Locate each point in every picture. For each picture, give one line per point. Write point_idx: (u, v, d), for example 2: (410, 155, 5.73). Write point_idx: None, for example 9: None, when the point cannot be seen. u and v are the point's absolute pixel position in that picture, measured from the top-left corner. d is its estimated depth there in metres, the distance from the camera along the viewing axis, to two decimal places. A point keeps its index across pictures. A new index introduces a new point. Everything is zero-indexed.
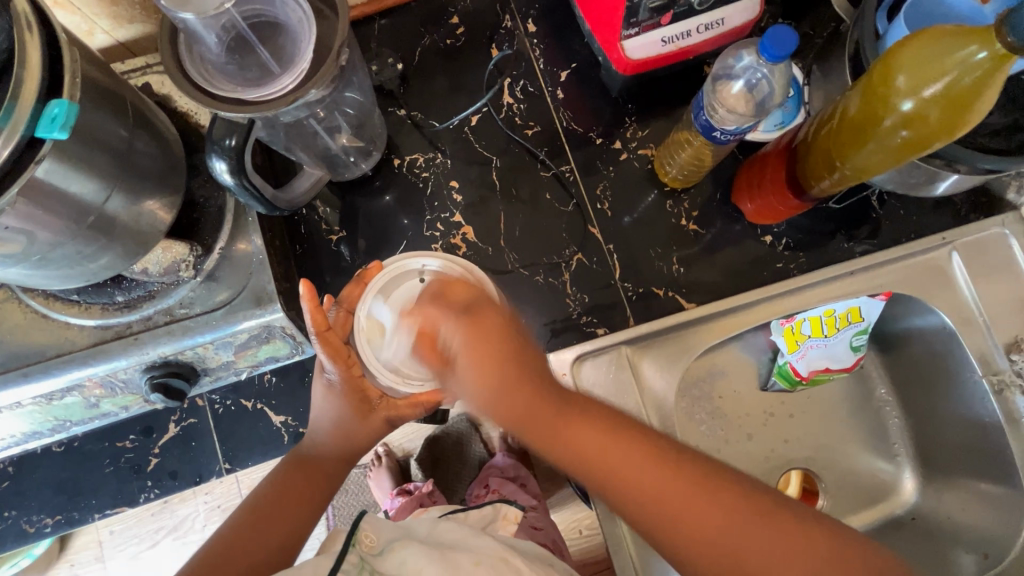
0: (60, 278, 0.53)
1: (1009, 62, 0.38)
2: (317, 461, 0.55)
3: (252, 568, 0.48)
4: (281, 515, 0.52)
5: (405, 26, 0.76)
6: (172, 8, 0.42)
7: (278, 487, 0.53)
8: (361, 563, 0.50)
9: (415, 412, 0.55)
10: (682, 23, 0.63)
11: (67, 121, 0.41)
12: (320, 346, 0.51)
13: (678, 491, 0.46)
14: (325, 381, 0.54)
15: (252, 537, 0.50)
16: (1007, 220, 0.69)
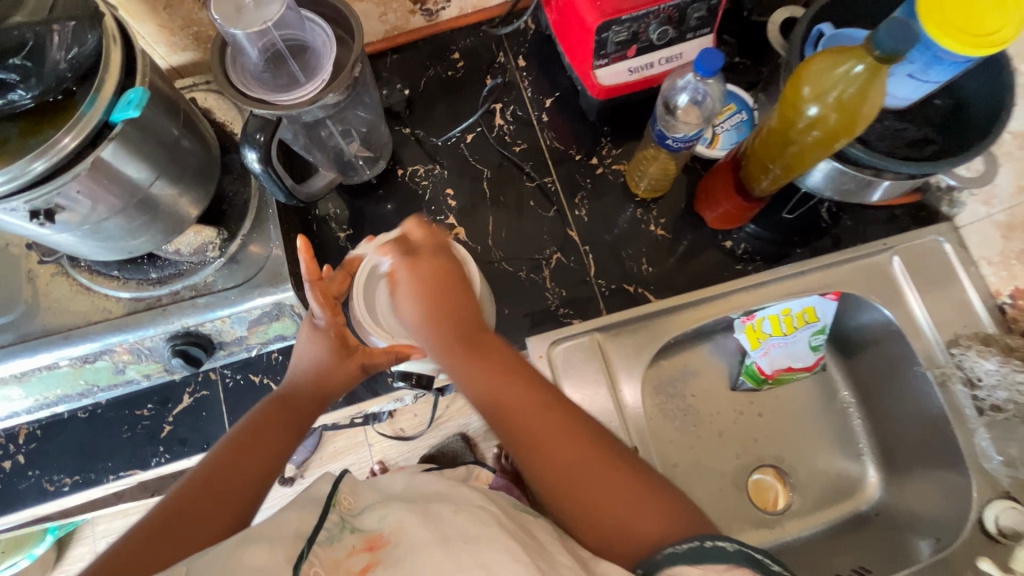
0: (107, 248, 0.62)
1: (881, 72, 0.48)
2: (293, 398, 0.60)
3: (238, 490, 0.53)
4: (262, 447, 0.56)
5: (413, 60, 0.88)
6: (224, 27, 0.53)
7: (258, 422, 0.58)
8: (342, 522, 0.53)
9: (387, 360, 0.63)
10: (646, 55, 0.74)
11: (140, 103, 0.51)
12: (312, 293, 0.58)
13: (562, 437, 0.54)
14: (313, 323, 0.62)
15: (234, 467, 0.54)
16: (941, 231, 0.77)
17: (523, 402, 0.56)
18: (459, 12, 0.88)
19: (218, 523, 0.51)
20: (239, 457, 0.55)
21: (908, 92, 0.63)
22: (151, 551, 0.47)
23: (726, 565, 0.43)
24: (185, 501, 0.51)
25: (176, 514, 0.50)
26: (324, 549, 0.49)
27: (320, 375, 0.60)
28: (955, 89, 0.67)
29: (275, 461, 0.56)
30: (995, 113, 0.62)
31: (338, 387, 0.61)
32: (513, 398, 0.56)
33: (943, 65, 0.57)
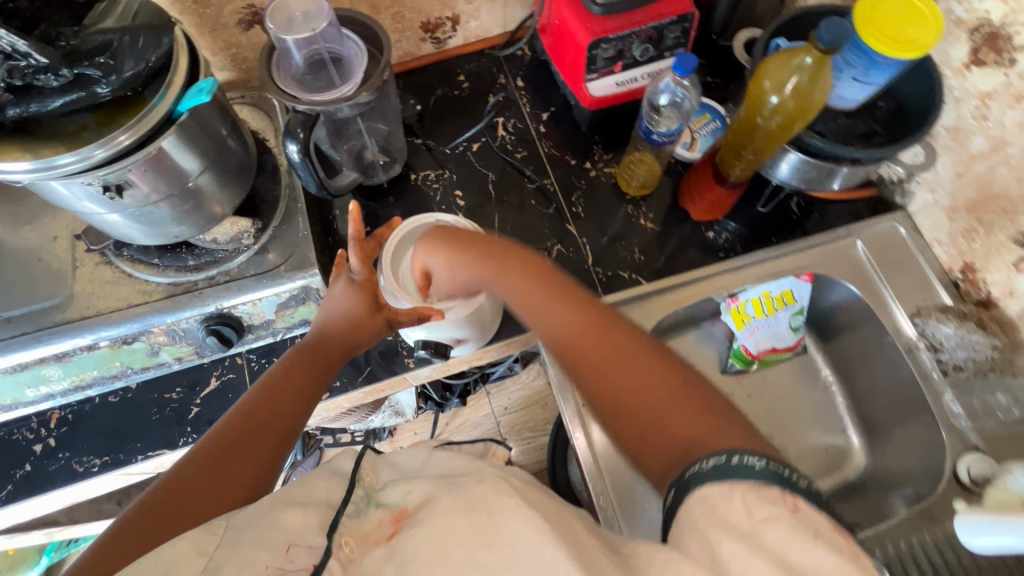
0: (152, 232, 0.69)
1: (826, 62, 0.60)
2: (320, 348, 0.66)
3: (272, 429, 0.57)
4: (293, 393, 0.61)
5: (424, 82, 0.99)
6: (277, 35, 0.63)
7: (286, 367, 0.63)
8: (367, 497, 0.52)
9: (410, 319, 0.68)
10: (630, 71, 0.85)
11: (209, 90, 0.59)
12: (356, 248, 0.67)
13: (608, 346, 0.55)
14: (350, 278, 0.69)
15: (269, 410, 0.59)
16: (897, 218, 0.87)
17: (580, 324, 0.57)
18: (464, 41, 0.99)
19: (257, 461, 0.55)
20: (271, 401, 0.60)
21: (854, 94, 0.74)
22: (206, 487, 0.51)
23: (754, 482, 0.41)
24: (226, 439, 0.55)
25: (219, 451, 0.54)
26: (353, 523, 0.49)
27: (348, 328, 0.67)
28: (894, 93, 0.78)
29: (305, 404, 0.61)
30: (928, 109, 0.73)
31: (367, 337, 0.69)
32: (561, 314, 0.59)
33: (880, 68, 0.68)
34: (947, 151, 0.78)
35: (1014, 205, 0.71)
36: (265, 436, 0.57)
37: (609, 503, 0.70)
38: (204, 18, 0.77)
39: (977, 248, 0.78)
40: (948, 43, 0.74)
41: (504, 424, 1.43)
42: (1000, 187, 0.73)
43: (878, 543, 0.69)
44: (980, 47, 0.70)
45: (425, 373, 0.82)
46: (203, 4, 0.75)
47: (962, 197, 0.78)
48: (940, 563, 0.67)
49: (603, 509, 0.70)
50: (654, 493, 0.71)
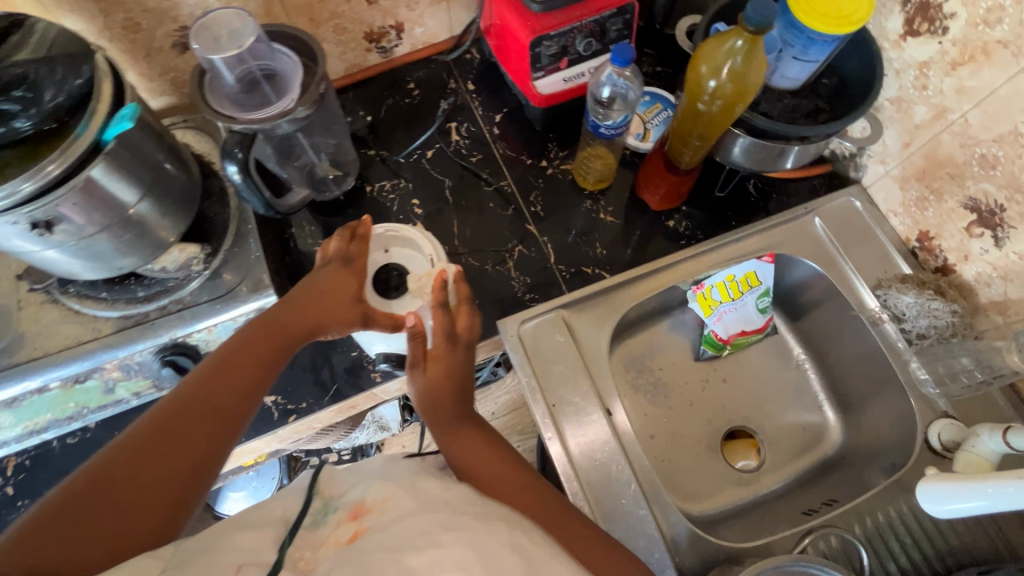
0: (95, 266, 0.67)
1: (758, 41, 0.61)
2: (280, 325, 0.63)
3: (222, 408, 0.55)
4: (244, 368, 0.59)
5: (373, 92, 0.98)
6: (205, 54, 0.61)
7: (239, 344, 0.61)
8: (326, 507, 0.49)
9: (385, 325, 0.66)
10: (576, 66, 0.85)
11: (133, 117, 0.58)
12: (355, 243, 0.69)
13: (563, 530, 0.54)
14: (337, 263, 0.67)
15: (220, 385, 0.57)
16: (852, 192, 0.88)
17: (537, 504, 0.56)
18: (411, 48, 0.98)
19: (206, 441, 0.53)
20: (222, 375, 0.57)
21: (797, 72, 0.74)
22: (148, 462, 0.49)
23: None
24: (173, 415, 0.53)
25: (164, 427, 0.52)
26: (309, 533, 0.46)
27: (318, 303, 0.64)
28: (836, 68, 0.79)
29: (257, 384, 0.59)
30: (869, 84, 0.74)
31: (335, 321, 0.64)
32: (516, 491, 0.56)
33: (818, 45, 0.68)
34: (892, 122, 0.79)
35: (960, 170, 0.72)
36: (211, 423, 0.54)
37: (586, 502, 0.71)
38: (137, 43, 0.75)
39: (930, 217, 0.78)
40: (883, 16, 0.74)
41: None
42: (946, 154, 0.73)
43: (855, 518, 0.70)
44: (913, 17, 0.71)
45: (393, 386, 0.81)
46: (133, 29, 0.73)
47: (911, 166, 0.79)
48: (916, 532, 0.69)
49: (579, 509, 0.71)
50: (631, 488, 0.72)
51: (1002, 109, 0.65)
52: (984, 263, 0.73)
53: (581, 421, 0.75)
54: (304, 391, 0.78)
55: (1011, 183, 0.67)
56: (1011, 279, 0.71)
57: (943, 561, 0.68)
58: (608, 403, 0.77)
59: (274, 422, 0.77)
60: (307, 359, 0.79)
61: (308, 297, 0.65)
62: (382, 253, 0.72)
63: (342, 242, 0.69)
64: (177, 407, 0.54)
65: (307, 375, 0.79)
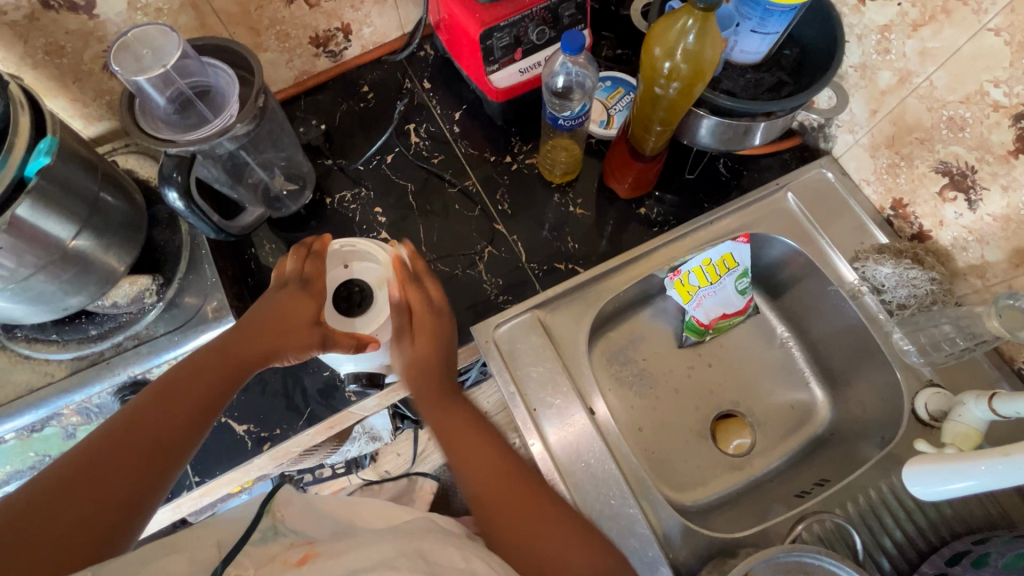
0: (38, 311, 0.63)
1: (709, 18, 0.60)
2: (233, 349, 0.61)
3: (166, 434, 0.53)
4: (191, 394, 0.56)
5: (326, 99, 0.94)
6: (129, 76, 0.57)
7: (187, 369, 0.59)
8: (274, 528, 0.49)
9: (347, 346, 0.63)
10: (532, 56, 0.82)
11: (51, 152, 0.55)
12: (311, 264, 0.66)
13: (506, 478, 0.59)
14: (296, 285, 0.65)
15: (164, 411, 0.54)
16: (823, 163, 0.86)
17: (484, 452, 0.61)
18: (361, 50, 0.94)
19: (147, 470, 0.50)
20: (166, 400, 0.55)
21: (757, 46, 0.72)
22: (83, 493, 0.47)
23: None
24: (114, 441, 0.51)
25: (102, 454, 0.49)
26: (256, 549, 0.46)
27: (273, 327, 0.62)
28: (797, 39, 0.77)
29: (205, 409, 0.56)
30: (830, 53, 0.72)
31: (292, 342, 0.62)
32: (466, 438, 0.63)
33: (776, 16, 0.66)
34: (857, 90, 0.77)
35: (929, 135, 0.70)
36: (150, 454, 0.51)
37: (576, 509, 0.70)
38: (63, 68, 0.71)
39: (902, 183, 0.77)
40: None
41: None
42: (913, 119, 0.71)
43: (848, 498, 0.69)
44: None
45: (371, 403, 0.78)
46: (58, 53, 0.69)
47: (880, 134, 0.77)
48: (909, 506, 0.68)
49: None
50: (618, 487, 0.70)
51: (967, 69, 0.63)
52: (959, 228, 0.72)
53: (564, 422, 0.73)
54: (277, 418, 0.76)
55: (981, 145, 0.65)
56: (986, 241, 0.70)
57: (937, 531, 0.67)
58: (590, 401, 0.75)
59: (248, 452, 0.74)
60: (279, 384, 0.77)
61: (261, 320, 0.62)
62: (343, 266, 0.69)
63: (299, 260, 0.67)
64: (114, 437, 0.51)
65: (278, 400, 0.76)
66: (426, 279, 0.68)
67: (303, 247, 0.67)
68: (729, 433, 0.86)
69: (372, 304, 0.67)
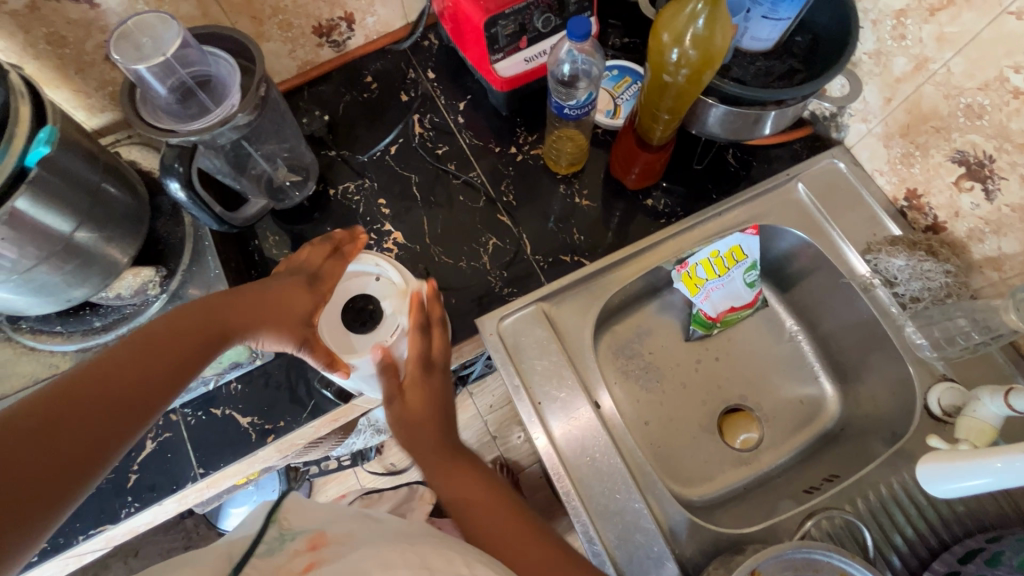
0: (40, 302, 0.63)
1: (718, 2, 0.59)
2: (219, 313, 0.58)
3: (133, 393, 0.50)
4: (167, 355, 0.54)
5: (329, 89, 0.93)
6: (129, 64, 0.57)
7: (164, 328, 0.55)
8: (283, 535, 0.48)
9: (320, 358, 0.62)
10: (537, 44, 0.81)
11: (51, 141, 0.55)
12: (331, 265, 0.67)
13: (475, 490, 0.60)
14: (303, 279, 0.64)
15: (137, 369, 0.51)
16: (835, 153, 0.84)
17: (453, 469, 0.61)
18: (365, 40, 0.93)
19: (107, 431, 0.48)
20: (141, 355, 0.52)
21: (768, 32, 0.70)
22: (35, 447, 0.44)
23: None
24: (77, 393, 0.48)
25: (59, 407, 0.46)
26: (263, 560, 0.45)
27: (264, 305, 0.61)
28: (809, 26, 0.75)
29: (180, 375, 0.54)
30: (844, 39, 0.70)
31: (275, 330, 0.61)
32: (433, 449, 0.62)
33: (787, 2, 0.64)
34: (872, 77, 0.75)
35: (945, 123, 0.69)
36: (102, 425, 0.48)
37: (581, 503, 0.69)
38: (65, 59, 0.70)
39: (917, 173, 0.75)
40: None
41: (492, 423, 1.30)
42: (930, 106, 0.69)
43: (858, 494, 0.68)
44: None
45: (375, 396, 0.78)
46: (59, 43, 0.68)
47: (895, 122, 0.75)
48: (921, 502, 0.67)
49: (574, 510, 0.69)
50: (624, 482, 0.70)
51: (986, 55, 0.61)
52: (975, 219, 0.70)
53: (570, 416, 0.73)
54: (281, 410, 0.76)
55: (1000, 133, 0.63)
56: (1004, 233, 0.68)
57: (950, 529, 0.66)
58: (596, 395, 0.74)
59: (252, 444, 0.74)
60: (283, 376, 0.77)
61: (256, 297, 0.61)
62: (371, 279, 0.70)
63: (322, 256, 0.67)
64: (67, 396, 0.47)
65: (282, 393, 0.76)
66: (432, 328, 0.67)
67: (333, 243, 0.68)
68: (738, 428, 0.84)
69: (378, 327, 0.67)
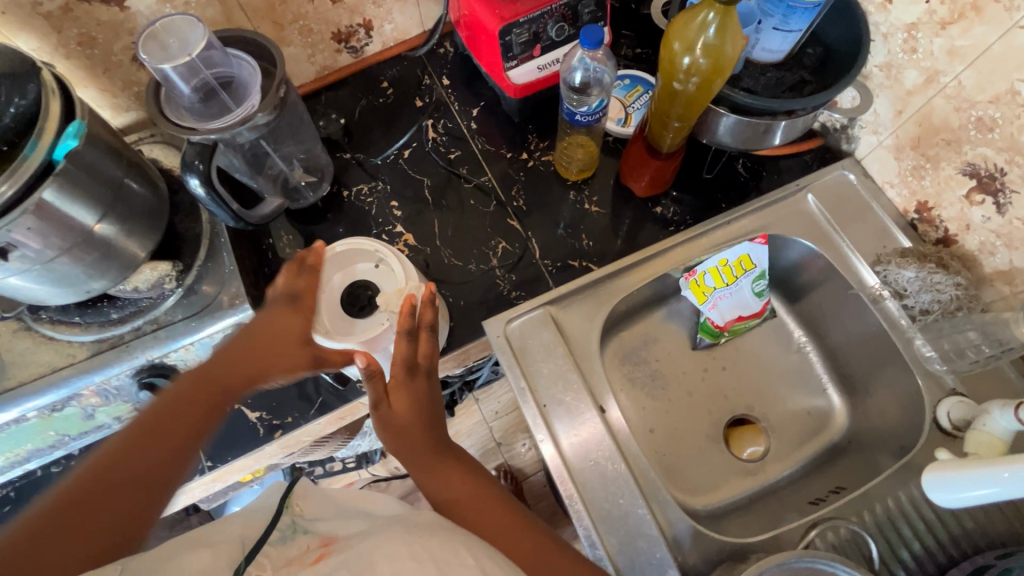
0: (59, 292, 0.65)
1: (729, 13, 0.60)
2: (212, 376, 0.60)
3: (149, 471, 0.53)
4: (176, 427, 0.56)
5: (346, 94, 0.95)
6: (156, 64, 0.59)
7: (166, 404, 0.58)
8: (294, 524, 0.52)
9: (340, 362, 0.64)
10: (551, 53, 0.82)
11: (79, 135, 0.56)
12: (307, 279, 0.67)
13: (473, 495, 0.60)
14: (287, 301, 0.65)
15: (151, 446, 0.54)
16: (846, 165, 0.84)
17: (444, 475, 0.61)
18: (382, 46, 0.96)
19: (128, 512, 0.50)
20: (153, 432, 0.55)
21: (779, 43, 0.71)
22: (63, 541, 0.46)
23: None
24: (98, 482, 0.50)
25: (81, 497, 0.49)
26: (276, 548, 0.49)
27: (256, 351, 0.62)
28: (821, 39, 0.76)
29: (192, 444, 0.56)
30: (856, 52, 0.70)
31: (276, 367, 0.62)
32: (424, 457, 0.61)
33: (798, 14, 0.65)
34: (883, 90, 0.75)
35: (956, 136, 0.69)
36: (129, 504, 0.50)
37: (584, 507, 0.69)
38: (94, 59, 0.73)
39: (928, 186, 0.75)
40: None
41: (497, 430, 1.28)
42: (940, 119, 0.70)
43: (865, 506, 0.67)
44: None
45: None
46: (89, 44, 0.71)
47: (905, 134, 0.75)
48: (929, 517, 0.66)
49: (577, 514, 0.69)
50: (628, 487, 0.70)
51: (997, 69, 0.62)
52: (986, 232, 0.70)
53: (575, 420, 0.73)
54: (289, 406, 0.76)
55: (1011, 146, 0.63)
56: (1015, 246, 0.67)
57: (959, 545, 0.65)
58: (601, 400, 0.74)
59: (260, 439, 0.75)
60: None
61: (248, 345, 0.62)
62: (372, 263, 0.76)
63: (290, 275, 0.66)
64: (87, 487, 0.50)
65: (291, 389, 0.77)
66: (419, 333, 0.65)
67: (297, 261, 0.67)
68: (744, 438, 0.84)
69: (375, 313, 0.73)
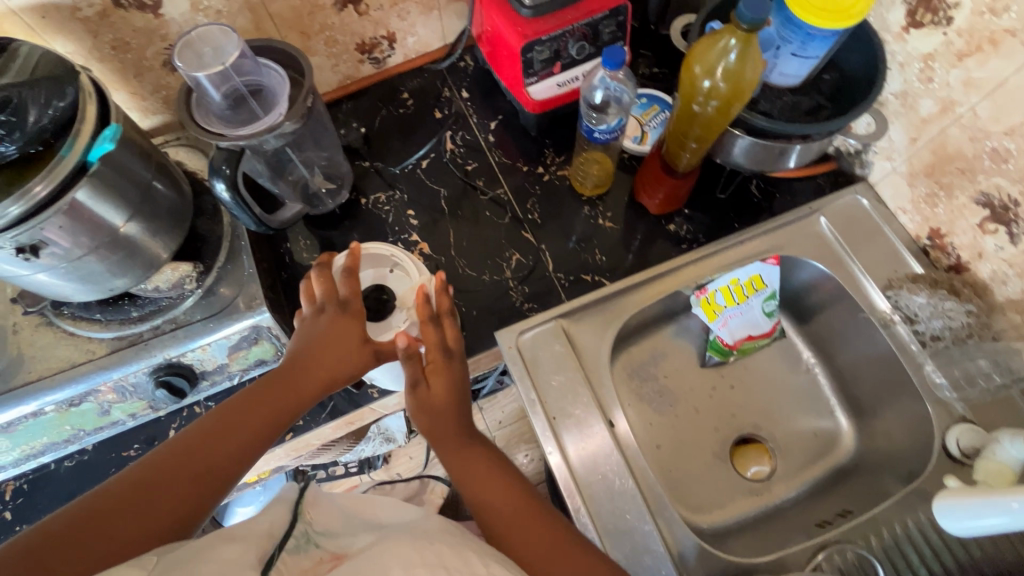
0: (84, 289, 0.66)
1: (751, 41, 0.61)
2: (283, 378, 0.62)
3: (211, 464, 0.55)
4: (243, 427, 0.58)
5: (367, 103, 0.97)
6: (190, 72, 0.61)
7: (237, 401, 0.60)
8: (308, 535, 0.53)
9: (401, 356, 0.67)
10: (570, 70, 0.84)
11: (113, 137, 0.58)
12: (345, 278, 0.68)
13: (496, 483, 0.60)
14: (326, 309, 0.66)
15: (217, 441, 0.57)
16: (858, 190, 0.85)
17: (470, 457, 0.62)
18: (404, 58, 0.97)
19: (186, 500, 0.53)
20: (220, 426, 0.58)
21: (796, 69, 0.72)
22: (124, 519, 0.49)
23: None
24: (164, 467, 0.54)
25: (146, 479, 0.52)
26: (291, 558, 0.49)
27: (326, 350, 0.63)
28: (838, 66, 0.77)
29: (255, 444, 0.58)
30: (872, 80, 0.72)
31: (348, 368, 0.64)
32: (450, 444, 0.62)
33: (817, 42, 0.66)
34: (898, 117, 0.76)
35: (971, 165, 0.69)
36: (190, 493, 0.53)
37: (591, 520, 0.69)
38: (126, 63, 0.75)
39: (941, 214, 0.76)
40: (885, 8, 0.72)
41: (499, 440, 1.28)
42: (954, 148, 0.71)
43: (872, 531, 0.67)
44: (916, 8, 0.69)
45: (392, 401, 0.80)
46: (123, 49, 0.73)
47: (919, 162, 0.76)
48: (936, 543, 0.66)
49: (584, 527, 0.69)
50: (635, 503, 0.70)
51: (1012, 101, 0.62)
52: (999, 261, 0.70)
53: (584, 434, 0.73)
54: None
55: None
56: None
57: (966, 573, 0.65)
58: (610, 414, 0.75)
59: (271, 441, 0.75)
60: None
61: (314, 352, 0.63)
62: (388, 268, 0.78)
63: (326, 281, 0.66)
64: (154, 471, 0.53)
65: None
66: (443, 319, 0.67)
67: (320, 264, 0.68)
68: (750, 458, 0.84)
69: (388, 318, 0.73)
